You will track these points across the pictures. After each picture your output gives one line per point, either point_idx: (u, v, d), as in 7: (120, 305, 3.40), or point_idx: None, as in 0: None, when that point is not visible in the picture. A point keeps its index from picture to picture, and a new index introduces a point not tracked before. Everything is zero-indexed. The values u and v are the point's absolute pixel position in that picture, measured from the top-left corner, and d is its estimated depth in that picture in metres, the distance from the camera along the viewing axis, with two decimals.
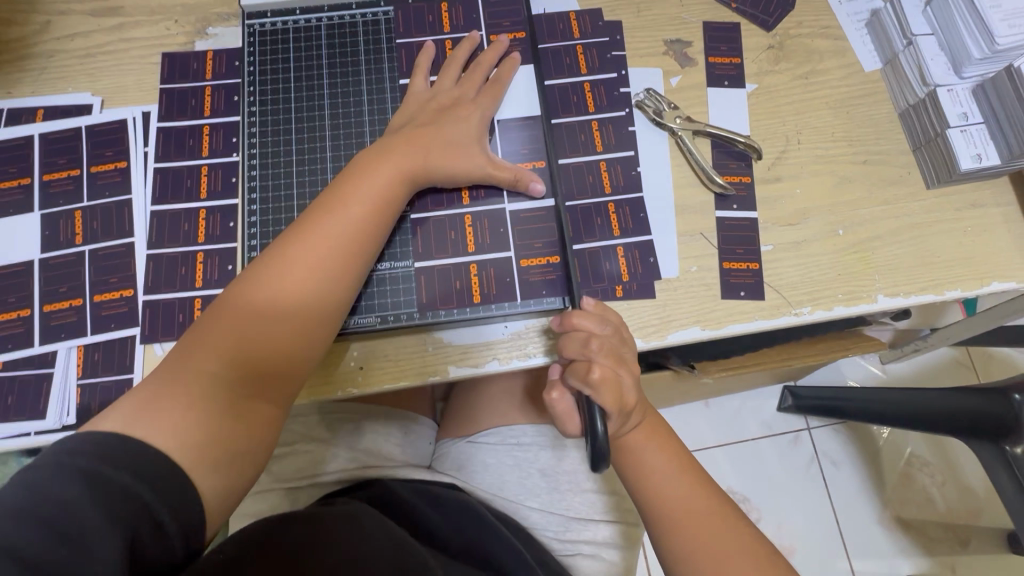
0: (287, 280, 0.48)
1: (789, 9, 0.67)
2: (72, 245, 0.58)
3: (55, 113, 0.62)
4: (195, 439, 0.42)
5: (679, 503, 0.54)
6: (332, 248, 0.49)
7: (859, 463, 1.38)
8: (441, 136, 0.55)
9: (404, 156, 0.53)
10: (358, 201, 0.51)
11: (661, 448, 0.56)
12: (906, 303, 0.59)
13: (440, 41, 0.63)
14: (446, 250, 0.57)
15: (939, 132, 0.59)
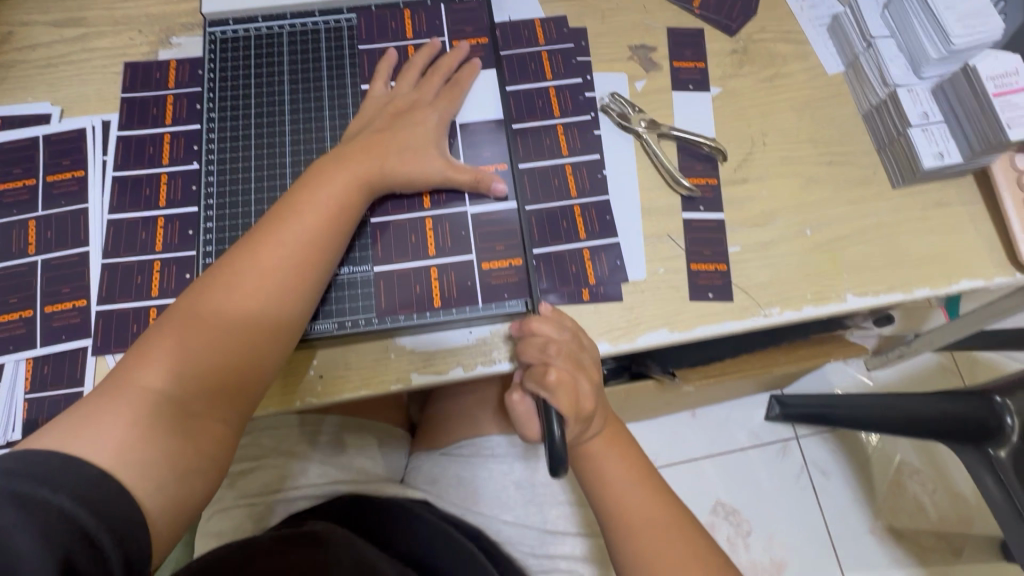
0: (239, 290, 0.47)
1: (751, 15, 0.68)
2: (25, 255, 0.57)
3: (13, 123, 0.62)
4: (144, 455, 0.40)
5: (638, 508, 0.52)
6: (288, 257, 0.48)
7: (848, 472, 1.36)
8: (402, 140, 0.55)
9: (364, 161, 0.53)
10: (316, 209, 0.50)
11: (620, 452, 0.55)
12: (876, 302, 0.58)
13: (402, 48, 0.63)
14: (407, 254, 0.56)
15: (901, 131, 0.59)
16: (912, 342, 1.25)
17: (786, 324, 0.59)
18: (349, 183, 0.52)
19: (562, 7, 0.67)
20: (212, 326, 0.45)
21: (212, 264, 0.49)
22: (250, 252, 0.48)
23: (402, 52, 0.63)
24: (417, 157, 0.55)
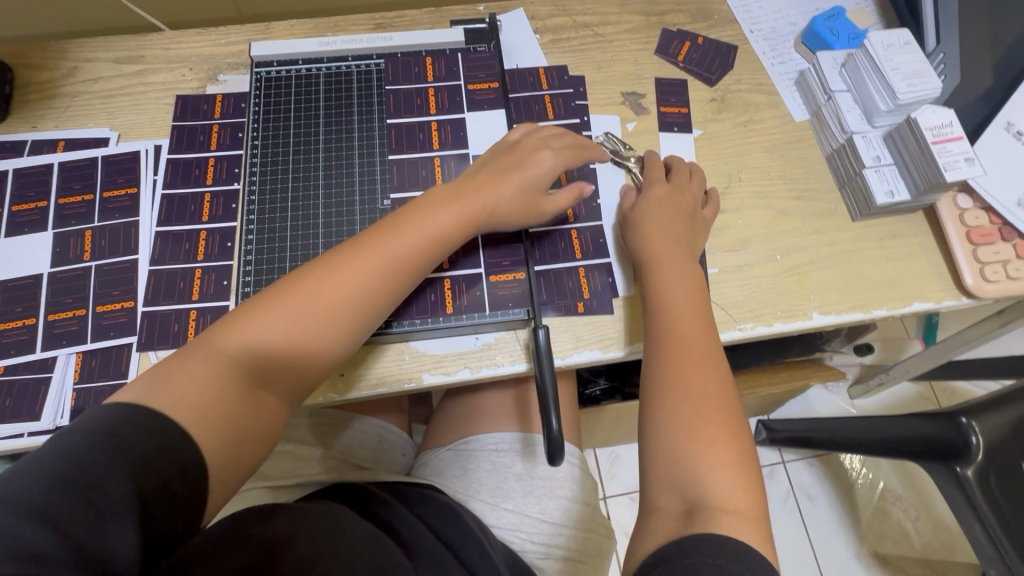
0: (340, 287, 0.52)
1: (728, 69, 0.78)
2: (80, 260, 0.63)
3: (75, 145, 0.69)
4: (221, 407, 0.45)
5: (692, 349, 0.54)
6: (383, 270, 0.53)
7: (833, 497, 1.41)
8: (498, 184, 0.60)
9: (465, 198, 0.59)
10: (418, 229, 0.56)
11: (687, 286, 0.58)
12: (838, 320, 0.65)
13: (423, 89, 0.72)
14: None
15: (857, 172, 0.68)
16: (891, 371, 1.32)
17: (760, 338, 0.66)
18: (448, 219, 0.57)
19: (564, 59, 0.78)
20: (316, 319, 0.50)
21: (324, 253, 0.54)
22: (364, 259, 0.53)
23: (422, 92, 0.72)
24: (505, 204, 0.60)
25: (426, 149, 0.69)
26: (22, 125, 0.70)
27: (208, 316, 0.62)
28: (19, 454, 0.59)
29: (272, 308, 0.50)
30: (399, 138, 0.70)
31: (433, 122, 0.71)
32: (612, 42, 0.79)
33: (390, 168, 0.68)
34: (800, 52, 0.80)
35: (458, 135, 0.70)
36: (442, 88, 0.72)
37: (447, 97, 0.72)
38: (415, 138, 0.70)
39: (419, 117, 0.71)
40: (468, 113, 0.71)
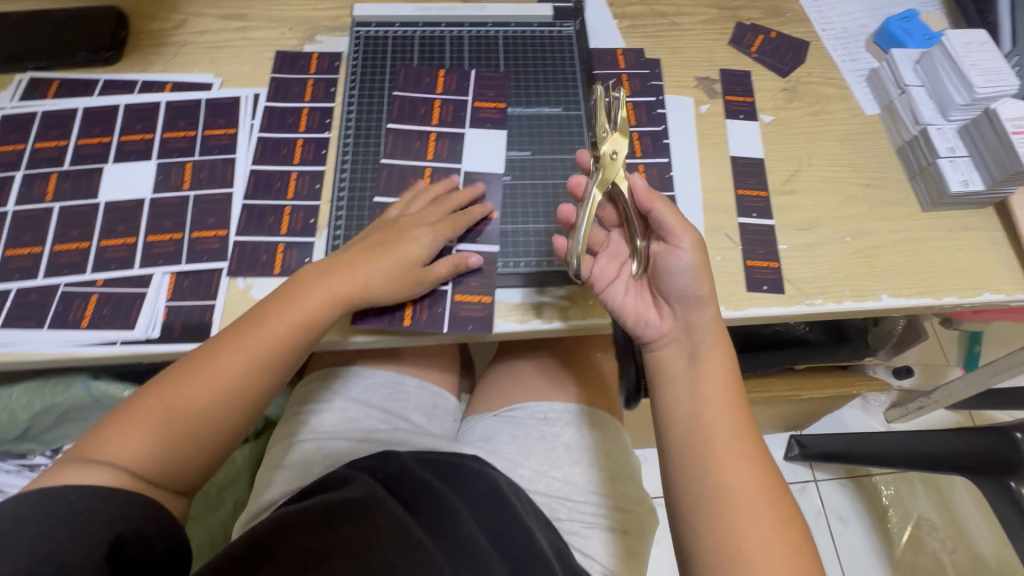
0: (209, 384, 0.52)
1: (800, 63, 0.80)
2: (180, 189, 0.67)
3: (180, 87, 0.74)
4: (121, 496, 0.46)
5: (717, 429, 0.52)
6: (248, 362, 0.53)
7: (867, 521, 1.36)
8: (370, 266, 0.57)
9: (336, 281, 0.56)
10: (282, 318, 0.55)
11: (722, 359, 0.55)
12: (908, 304, 0.66)
13: (430, 98, 0.69)
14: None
15: (930, 161, 0.69)
16: (935, 394, 1.25)
17: (827, 317, 0.66)
18: (326, 300, 0.56)
19: (640, 43, 0.81)
20: (176, 424, 0.50)
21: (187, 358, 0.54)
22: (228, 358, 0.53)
23: (428, 103, 0.69)
24: (383, 284, 0.57)
25: (418, 161, 0.66)
26: (133, 66, 0.75)
27: (294, 250, 0.65)
28: (106, 364, 0.62)
29: (145, 413, 0.50)
30: (399, 148, 0.67)
31: (432, 135, 0.67)
32: (687, 31, 0.82)
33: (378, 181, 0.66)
34: (870, 51, 0.82)
35: (455, 148, 0.67)
36: (446, 102, 0.69)
37: (451, 111, 0.69)
38: (413, 148, 0.67)
39: (417, 129, 0.68)
40: (469, 128, 0.68)
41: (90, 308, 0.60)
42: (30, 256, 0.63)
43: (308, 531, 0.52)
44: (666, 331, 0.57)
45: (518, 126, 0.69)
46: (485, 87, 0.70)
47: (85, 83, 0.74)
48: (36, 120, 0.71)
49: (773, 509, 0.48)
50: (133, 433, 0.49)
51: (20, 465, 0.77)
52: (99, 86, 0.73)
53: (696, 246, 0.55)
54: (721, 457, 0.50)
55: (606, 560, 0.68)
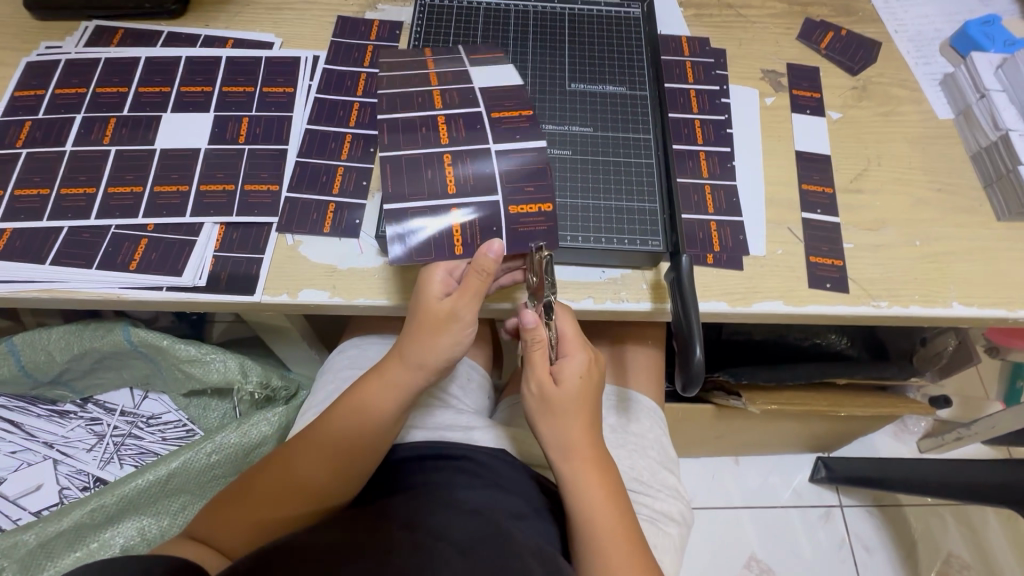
0: (313, 455, 0.54)
1: (872, 63, 0.78)
2: (235, 142, 0.67)
3: (242, 44, 0.74)
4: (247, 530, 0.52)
5: (606, 530, 0.52)
6: (342, 433, 0.54)
7: (897, 556, 1.14)
8: (413, 354, 0.54)
9: (393, 374, 0.55)
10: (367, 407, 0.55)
11: (599, 482, 0.54)
12: (980, 314, 0.62)
13: (426, 81, 0.65)
14: (442, 237, 0.57)
15: (1010, 168, 0.66)
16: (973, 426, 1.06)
17: (890, 321, 0.63)
18: (393, 389, 0.55)
19: (706, 32, 0.79)
20: (256, 523, 0.52)
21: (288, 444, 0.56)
22: (283, 506, 0.53)
23: (423, 80, 0.65)
24: (441, 363, 0.55)
25: (432, 147, 0.60)
26: (196, 22, 0.76)
27: (345, 210, 0.64)
28: (150, 310, 0.61)
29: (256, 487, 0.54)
30: (406, 134, 0.61)
31: (442, 119, 0.62)
32: (755, 24, 0.80)
33: (388, 172, 0.59)
34: (946, 55, 0.79)
35: (473, 130, 0.62)
36: (444, 89, 0.65)
37: (454, 95, 0.64)
38: (421, 133, 0.61)
39: (420, 113, 0.63)
40: (482, 104, 0.64)
41: (139, 252, 0.60)
42: (84, 195, 0.63)
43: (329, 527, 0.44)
44: None
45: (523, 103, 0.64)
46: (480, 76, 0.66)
47: (149, 35, 0.74)
48: (98, 66, 0.71)
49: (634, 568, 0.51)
50: (218, 531, 0.52)
51: (51, 411, 0.76)
52: (162, 39, 0.74)
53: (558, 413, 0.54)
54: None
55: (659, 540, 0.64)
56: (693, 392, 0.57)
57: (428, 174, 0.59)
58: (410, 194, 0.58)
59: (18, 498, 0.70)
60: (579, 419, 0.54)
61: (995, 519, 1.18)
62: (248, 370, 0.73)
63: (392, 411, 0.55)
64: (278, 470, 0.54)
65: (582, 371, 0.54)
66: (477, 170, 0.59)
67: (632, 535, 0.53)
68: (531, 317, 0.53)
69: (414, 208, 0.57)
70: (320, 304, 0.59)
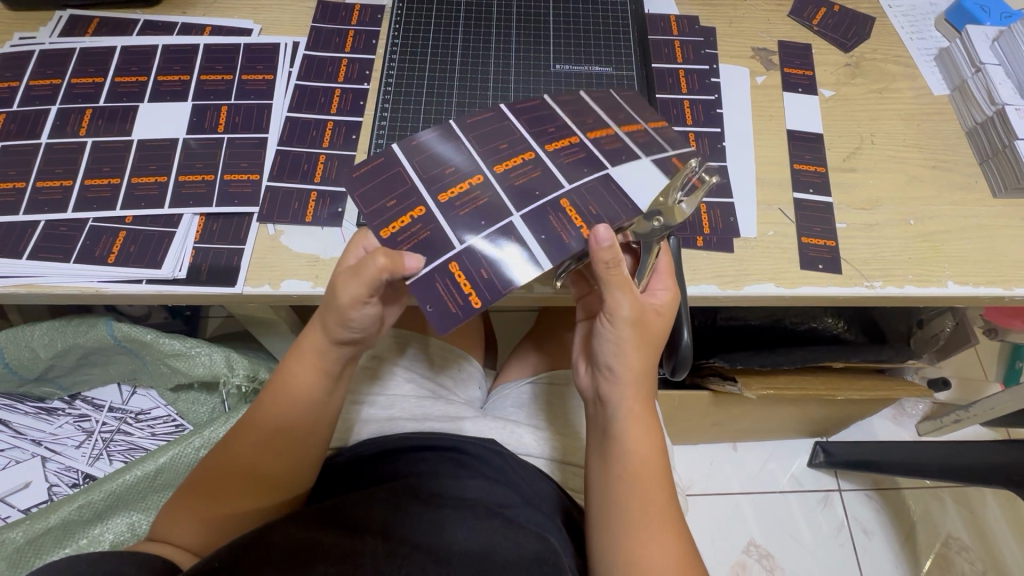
0: (253, 442, 0.52)
1: (865, 38, 0.76)
2: (214, 131, 0.65)
3: (220, 32, 0.72)
4: (196, 516, 0.51)
5: (643, 487, 0.49)
6: (274, 416, 0.52)
7: (896, 538, 1.13)
8: (327, 319, 0.50)
9: (310, 345, 0.51)
10: (291, 387, 0.52)
11: (646, 434, 0.51)
12: (975, 292, 0.61)
13: (602, 124, 0.58)
14: (389, 212, 0.51)
15: (1007, 143, 0.64)
16: (971, 406, 1.03)
17: (885, 302, 0.62)
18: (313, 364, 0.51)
19: (695, 9, 0.77)
20: (206, 511, 0.51)
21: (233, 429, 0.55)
22: (245, 498, 0.52)
23: (598, 123, 0.58)
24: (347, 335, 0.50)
25: (486, 160, 0.53)
26: (172, 9, 0.74)
27: (327, 199, 0.62)
28: (129, 304, 0.60)
29: (209, 475, 0.53)
30: (497, 134, 0.55)
31: (531, 153, 0.54)
32: (745, 1, 0.78)
33: (442, 146, 0.54)
34: (941, 30, 0.77)
35: (537, 182, 0.53)
36: (581, 143, 0.56)
37: (612, 144, 0.56)
38: (499, 149, 0.55)
39: (525, 136, 0.56)
40: (568, 187, 0.53)
41: (117, 245, 0.59)
42: (61, 188, 0.62)
43: (307, 525, 0.44)
44: (588, 391, 0.55)
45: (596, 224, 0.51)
46: (625, 180, 0.54)
47: (124, 23, 0.72)
48: (73, 56, 0.69)
49: (670, 530, 0.48)
50: (184, 524, 0.51)
51: (38, 409, 0.75)
52: (137, 27, 0.72)
53: (634, 330, 0.49)
54: (636, 531, 0.48)
55: None
56: (681, 377, 0.58)
57: (451, 168, 0.53)
58: (418, 172, 0.53)
59: (6, 497, 0.69)
60: (647, 356, 0.51)
61: (995, 501, 1.17)
62: (234, 364, 0.73)
63: (317, 387, 0.52)
64: (230, 460, 0.53)
65: (671, 304, 0.53)
66: (450, 221, 0.50)
67: (667, 482, 0.51)
68: (606, 234, 0.47)
69: (401, 173, 0.53)
70: (302, 295, 0.58)
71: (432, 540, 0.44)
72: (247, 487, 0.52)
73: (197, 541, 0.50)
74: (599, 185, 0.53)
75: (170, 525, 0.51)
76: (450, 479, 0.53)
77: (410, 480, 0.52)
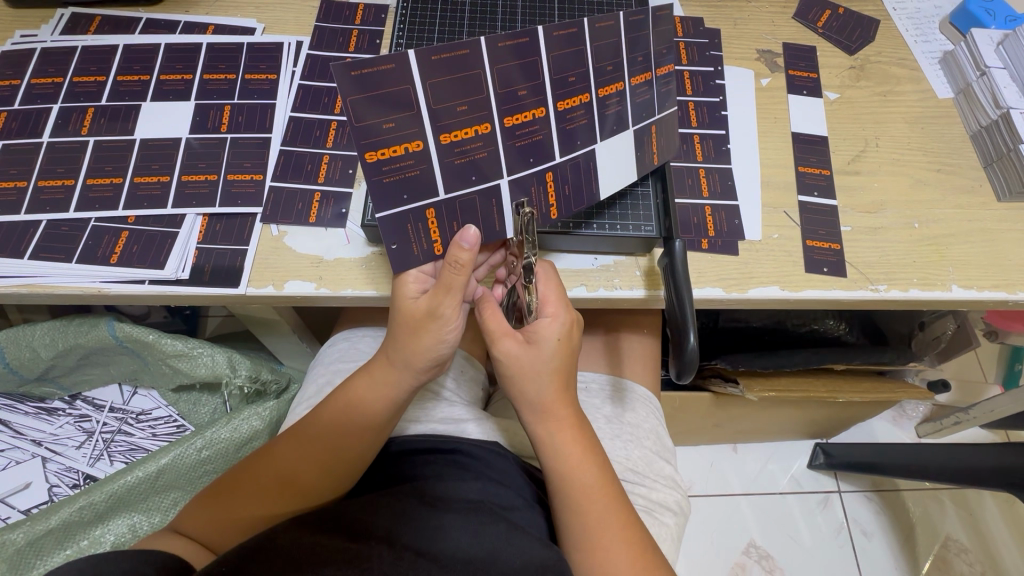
0: (301, 453, 0.53)
1: (870, 41, 0.76)
2: (217, 131, 0.65)
3: (223, 30, 0.72)
4: (221, 517, 0.51)
5: (586, 494, 0.51)
6: (330, 432, 0.53)
7: (895, 540, 1.13)
8: (399, 355, 0.51)
9: (384, 374, 0.53)
10: (356, 408, 0.53)
11: (575, 441, 0.52)
12: (980, 296, 0.61)
13: (617, 75, 0.51)
14: (382, 137, 0.44)
15: (1011, 147, 0.64)
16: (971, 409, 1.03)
17: (888, 305, 0.62)
18: (382, 387, 0.53)
19: (700, 11, 0.76)
20: (233, 514, 0.51)
21: (278, 437, 0.56)
22: (271, 503, 0.52)
23: (616, 75, 0.51)
24: (426, 363, 0.52)
25: (500, 106, 0.47)
26: (176, 7, 0.74)
27: (331, 200, 0.62)
28: (132, 306, 0.60)
29: (241, 481, 0.53)
30: (522, 71, 0.47)
31: (543, 109, 0.49)
32: (750, 4, 0.78)
33: (468, 69, 0.44)
34: (945, 33, 0.77)
35: (536, 147, 0.51)
36: (590, 105, 0.51)
37: (613, 112, 0.52)
38: (517, 93, 0.47)
39: (544, 82, 0.48)
40: (560, 160, 0.52)
41: (119, 245, 0.59)
42: (63, 187, 0.61)
43: (313, 528, 0.44)
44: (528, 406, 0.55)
45: (565, 205, 0.55)
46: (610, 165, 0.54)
47: (126, 21, 0.72)
48: (75, 55, 0.69)
49: (626, 532, 0.50)
50: (198, 526, 0.50)
51: (38, 409, 0.75)
52: (140, 25, 0.72)
53: (510, 359, 0.51)
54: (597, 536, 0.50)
55: (659, 530, 0.63)
56: (688, 381, 0.57)
57: (465, 105, 0.46)
58: (430, 96, 0.44)
59: (6, 497, 0.69)
60: (556, 378, 0.51)
61: (994, 504, 1.17)
62: (236, 364, 0.72)
63: (382, 414, 0.53)
64: (265, 466, 0.53)
65: (553, 334, 0.51)
66: (437, 170, 0.48)
67: (614, 485, 0.52)
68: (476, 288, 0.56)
69: (410, 94, 0.43)
70: (306, 295, 0.58)
71: (437, 546, 0.44)
72: (278, 489, 0.52)
73: (213, 541, 0.50)
74: (587, 159, 0.53)
75: (184, 527, 0.50)
76: (453, 480, 0.53)
77: (414, 483, 0.52)
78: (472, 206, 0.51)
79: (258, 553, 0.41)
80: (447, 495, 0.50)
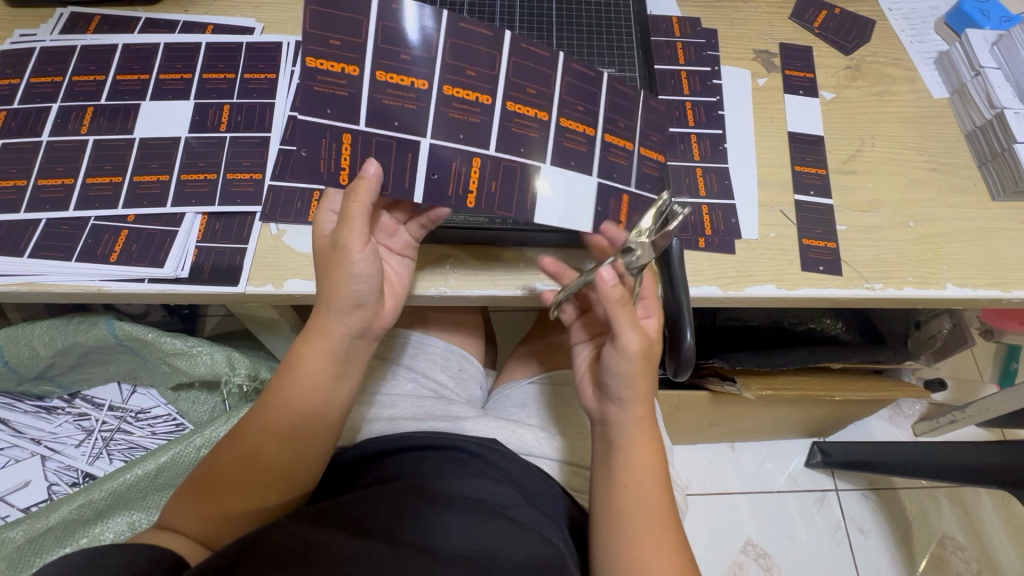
0: (258, 433, 0.51)
1: (866, 41, 0.76)
2: (216, 130, 0.65)
3: (223, 30, 0.72)
4: (205, 510, 0.50)
5: (639, 497, 0.51)
6: (285, 407, 0.50)
7: (892, 538, 1.14)
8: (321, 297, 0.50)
9: (315, 327, 0.50)
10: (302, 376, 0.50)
11: (647, 448, 0.53)
12: (974, 294, 0.61)
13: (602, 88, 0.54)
14: (325, 49, 0.47)
15: (1005, 147, 0.65)
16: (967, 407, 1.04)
17: (884, 303, 0.63)
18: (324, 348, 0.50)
19: (698, 11, 0.77)
20: (213, 505, 0.50)
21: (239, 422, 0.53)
22: (252, 493, 0.51)
23: None
24: (347, 305, 0.49)
25: (443, 72, 0.50)
26: (175, 7, 0.74)
27: None
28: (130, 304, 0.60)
29: (211, 473, 0.52)
30: (468, 54, 0.50)
31: (488, 99, 0.51)
32: (747, 4, 0.78)
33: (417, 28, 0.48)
34: (941, 33, 0.78)
35: (467, 126, 0.51)
36: (545, 123, 0.54)
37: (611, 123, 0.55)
38: (464, 71, 0.51)
39: (495, 73, 0.51)
40: (490, 152, 0.52)
41: (119, 244, 0.59)
42: (62, 186, 0.61)
43: (312, 524, 0.44)
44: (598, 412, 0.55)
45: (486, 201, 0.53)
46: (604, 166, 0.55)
47: (126, 21, 0.72)
48: (75, 53, 0.69)
49: (669, 537, 0.50)
50: (187, 521, 0.50)
51: (38, 408, 0.75)
52: (139, 25, 0.72)
53: (636, 352, 0.50)
54: (636, 533, 0.50)
55: None
56: (683, 377, 0.58)
57: (408, 55, 0.49)
58: (377, 35, 0.48)
59: (6, 495, 0.69)
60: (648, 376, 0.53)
61: (990, 502, 1.18)
62: (235, 363, 0.73)
63: (325, 376, 0.51)
64: (231, 453, 0.51)
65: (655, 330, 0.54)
66: (366, 96, 0.48)
67: (664, 491, 0.52)
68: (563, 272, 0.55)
69: (361, 25, 0.47)
70: (304, 294, 0.58)
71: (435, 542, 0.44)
72: (248, 477, 0.51)
73: (205, 535, 0.50)
74: (517, 168, 0.53)
75: (173, 524, 0.50)
76: (452, 477, 0.53)
77: (412, 479, 0.52)
78: (388, 148, 0.50)
79: (256, 549, 0.41)
80: (447, 493, 0.50)
